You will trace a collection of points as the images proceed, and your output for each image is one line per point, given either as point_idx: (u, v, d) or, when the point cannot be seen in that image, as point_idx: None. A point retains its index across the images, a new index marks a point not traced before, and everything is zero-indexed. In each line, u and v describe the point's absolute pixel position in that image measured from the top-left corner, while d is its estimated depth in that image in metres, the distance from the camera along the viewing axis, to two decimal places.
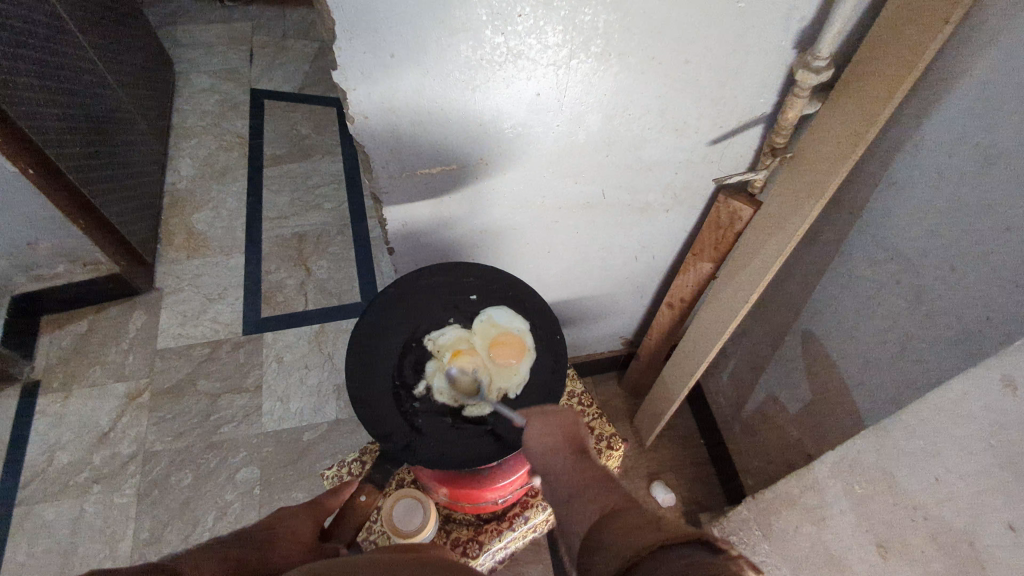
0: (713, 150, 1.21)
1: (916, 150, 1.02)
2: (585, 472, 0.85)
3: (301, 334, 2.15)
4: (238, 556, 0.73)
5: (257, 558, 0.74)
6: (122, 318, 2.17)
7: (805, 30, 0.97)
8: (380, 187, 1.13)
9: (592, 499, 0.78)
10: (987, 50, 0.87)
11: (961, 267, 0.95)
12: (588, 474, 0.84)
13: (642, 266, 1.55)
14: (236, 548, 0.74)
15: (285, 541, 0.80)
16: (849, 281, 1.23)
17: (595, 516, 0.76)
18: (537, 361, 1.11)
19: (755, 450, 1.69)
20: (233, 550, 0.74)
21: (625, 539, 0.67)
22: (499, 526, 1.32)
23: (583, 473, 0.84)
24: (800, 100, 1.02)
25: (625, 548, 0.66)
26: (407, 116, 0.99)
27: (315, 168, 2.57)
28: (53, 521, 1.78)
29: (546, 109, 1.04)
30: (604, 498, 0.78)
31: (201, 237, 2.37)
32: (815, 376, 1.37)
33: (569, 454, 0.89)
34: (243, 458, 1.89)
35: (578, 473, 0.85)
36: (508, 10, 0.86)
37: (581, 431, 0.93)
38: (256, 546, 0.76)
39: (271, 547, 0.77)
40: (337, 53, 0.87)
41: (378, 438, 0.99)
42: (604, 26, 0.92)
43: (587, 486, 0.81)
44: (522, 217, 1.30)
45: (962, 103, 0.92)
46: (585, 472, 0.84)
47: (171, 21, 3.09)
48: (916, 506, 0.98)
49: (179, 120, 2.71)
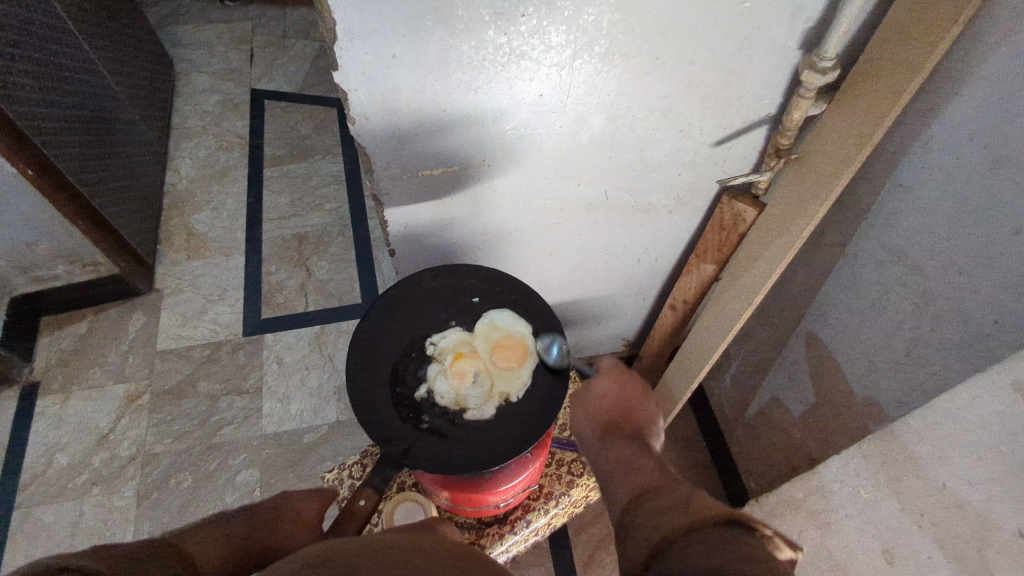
0: (717, 152, 1.20)
1: (922, 153, 1.02)
2: (617, 454, 0.91)
3: (301, 336, 2.14)
4: (241, 535, 0.73)
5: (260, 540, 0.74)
6: (121, 320, 2.16)
7: (811, 30, 0.96)
8: (381, 189, 1.12)
9: (627, 476, 0.83)
10: (996, 50, 0.85)
11: (969, 270, 0.94)
12: (623, 456, 0.89)
13: (645, 267, 1.54)
14: (240, 524, 0.74)
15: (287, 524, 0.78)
16: (854, 284, 1.22)
17: (627, 495, 0.80)
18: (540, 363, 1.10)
19: (758, 453, 1.68)
20: (237, 527, 0.73)
21: (655, 522, 0.68)
22: (501, 529, 1.31)
23: (618, 454, 0.90)
24: (807, 100, 1.01)
25: (651, 526, 0.68)
26: (408, 116, 0.98)
27: (316, 168, 2.56)
28: (52, 523, 1.77)
29: (549, 110, 1.03)
30: (637, 477, 0.82)
31: (201, 238, 2.36)
32: (819, 378, 1.36)
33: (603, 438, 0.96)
34: (243, 461, 1.88)
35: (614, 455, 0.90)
36: (510, 10, 0.85)
37: (610, 413, 1.01)
38: (258, 522, 0.76)
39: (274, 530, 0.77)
40: (338, 54, 0.86)
41: (379, 442, 0.98)
42: (608, 26, 0.91)
43: (620, 465, 0.87)
44: (524, 218, 1.29)
45: (969, 105, 0.91)
46: (618, 452, 0.91)
47: (172, 21, 3.08)
48: (924, 512, 0.97)
49: (179, 120, 2.70)
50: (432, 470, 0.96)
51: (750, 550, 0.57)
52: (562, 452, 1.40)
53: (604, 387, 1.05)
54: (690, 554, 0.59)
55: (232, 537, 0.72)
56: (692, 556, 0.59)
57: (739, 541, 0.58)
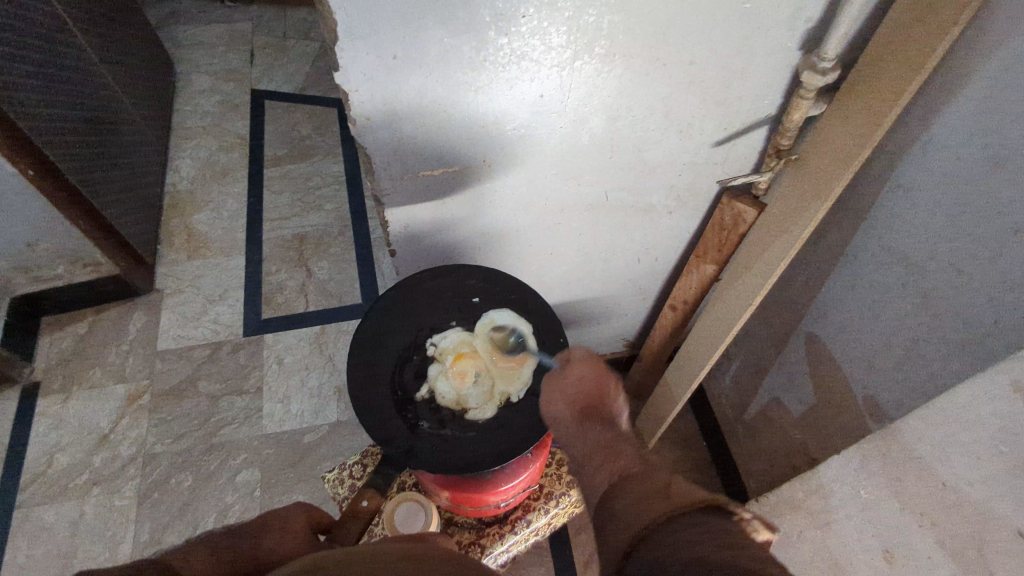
0: (718, 152, 1.20)
1: (922, 153, 1.02)
2: (594, 439, 0.84)
3: (302, 336, 2.14)
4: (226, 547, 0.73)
5: (247, 551, 0.74)
6: (122, 320, 2.16)
7: (811, 31, 0.96)
8: (382, 190, 1.12)
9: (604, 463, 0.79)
10: (997, 51, 0.86)
11: (968, 270, 0.95)
12: (600, 438, 0.83)
13: (645, 268, 1.55)
14: (228, 539, 0.75)
15: (275, 534, 0.78)
16: (854, 284, 1.22)
17: (607, 483, 0.76)
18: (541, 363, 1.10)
19: (757, 453, 1.68)
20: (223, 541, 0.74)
21: (635, 509, 0.67)
22: (501, 529, 1.31)
23: (594, 438, 0.84)
24: (807, 100, 1.01)
25: (632, 516, 0.66)
26: (409, 117, 0.98)
27: (316, 168, 2.56)
28: (53, 522, 1.77)
29: (550, 110, 1.03)
30: (616, 462, 0.78)
31: (201, 238, 2.37)
32: (819, 378, 1.36)
33: (579, 421, 0.88)
34: (244, 461, 1.89)
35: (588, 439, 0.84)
36: (512, 11, 0.86)
37: (584, 392, 0.92)
38: (245, 535, 0.76)
39: (262, 541, 0.76)
40: (339, 54, 0.87)
41: (381, 443, 0.98)
42: (609, 26, 0.91)
43: (596, 453, 0.81)
44: (525, 218, 1.29)
45: (969, 105, 0.92)
46: (594, 438, 0.84)
47: (172, 21, 3.08)
48: (924, 511, 0.97)
49: (179, 120, 2.70)
50: (433, 471, 0.96)
51: (727, 538, 0.58)
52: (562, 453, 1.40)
53: (579, 367, 0.94)
54: (669, 544, 0.60)
55: (218, 551, 0.72)
56: (672, 544, 0.60)
57: (716, 528, 0.59)
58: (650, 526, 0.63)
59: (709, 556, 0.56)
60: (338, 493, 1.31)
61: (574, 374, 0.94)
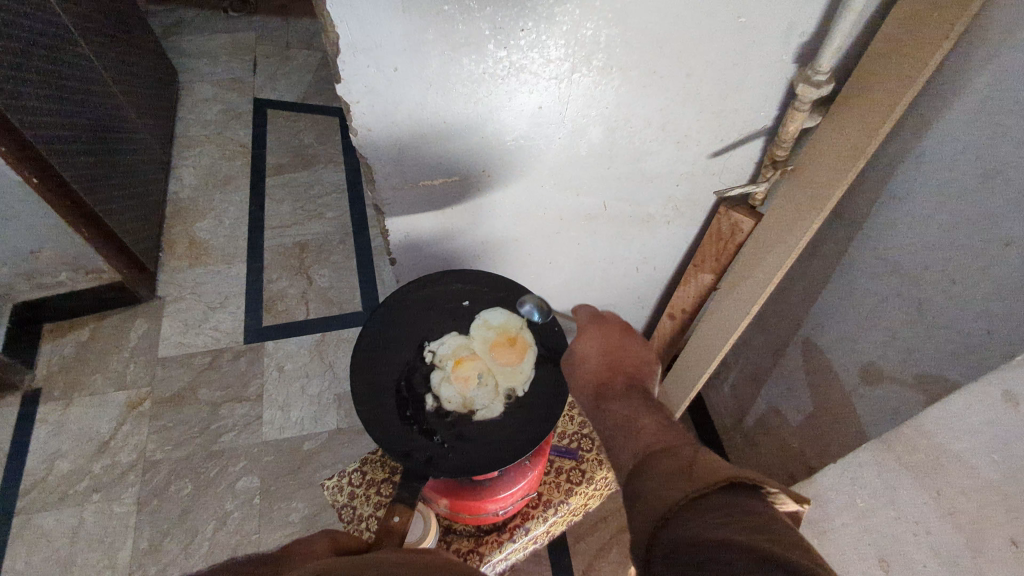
0: (715, 163, 1.21)
1: (916, 164, 1.03)
2: (623, 414, 0.90)
3: (303, 344, 2.15)
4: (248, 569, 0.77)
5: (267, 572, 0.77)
6: (123, 326, 2.17)
7: (805, 45, 0.98)
8: (382, 199, 1.13)
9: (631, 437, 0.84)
10: (990, 64, 0.87)
11: (963, 280, 0.95)
12: (625, 413, 0.90)
13: (643, 277, 1.56)
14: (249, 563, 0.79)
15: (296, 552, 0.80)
16: (851, 293, 1.23)
17: (636, 452, 0.81)
18: (539, 358, 1.12)
19: (756, 462, 1.68)
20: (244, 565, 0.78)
21: (662, 488, 0.66)
22: (500, 536, 1.31)
23: (620, 418, 0.89)
24: (802, 113, 1.03)
25: (658, 494, 0.66)
26: (409, 128, 1.00)
27: (318, 177, 2.58)
28: (52, 530, 1.77)
29: (548, 122, 1.05)
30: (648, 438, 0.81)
31: (203, 245, 2.38)
32: (816, 387, 1.37)
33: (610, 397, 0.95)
34: (243, 468, 1.89)
35: (617, 415, 0.90)
36: (511, 24, 0.87)
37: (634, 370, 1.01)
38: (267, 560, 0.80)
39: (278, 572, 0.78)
40: (342, 66, 0.88)
41: (397, 457, 0.98)
42: (607, 40, 0.92)
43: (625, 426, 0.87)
44: (524, 228, 1.30)
45: (963, 118, 0.93)
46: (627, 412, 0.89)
47: (176, 31, 3.11)
48: (919, 520, 0.97)
49: (183, 129, 2.72)
50: (456, 475, 0.98)
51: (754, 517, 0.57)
52: (562, 461, 1.40)
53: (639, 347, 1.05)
54: (691, 529, 0.59)
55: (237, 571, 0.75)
56: (697, 527, 0.59)
57: (746, 507, 0.59)
58: (672, 507, 0.62)
59: (738, 543, 0.54)
60: (337, 501, 1.30)
61: (607, 368, 1.01)
